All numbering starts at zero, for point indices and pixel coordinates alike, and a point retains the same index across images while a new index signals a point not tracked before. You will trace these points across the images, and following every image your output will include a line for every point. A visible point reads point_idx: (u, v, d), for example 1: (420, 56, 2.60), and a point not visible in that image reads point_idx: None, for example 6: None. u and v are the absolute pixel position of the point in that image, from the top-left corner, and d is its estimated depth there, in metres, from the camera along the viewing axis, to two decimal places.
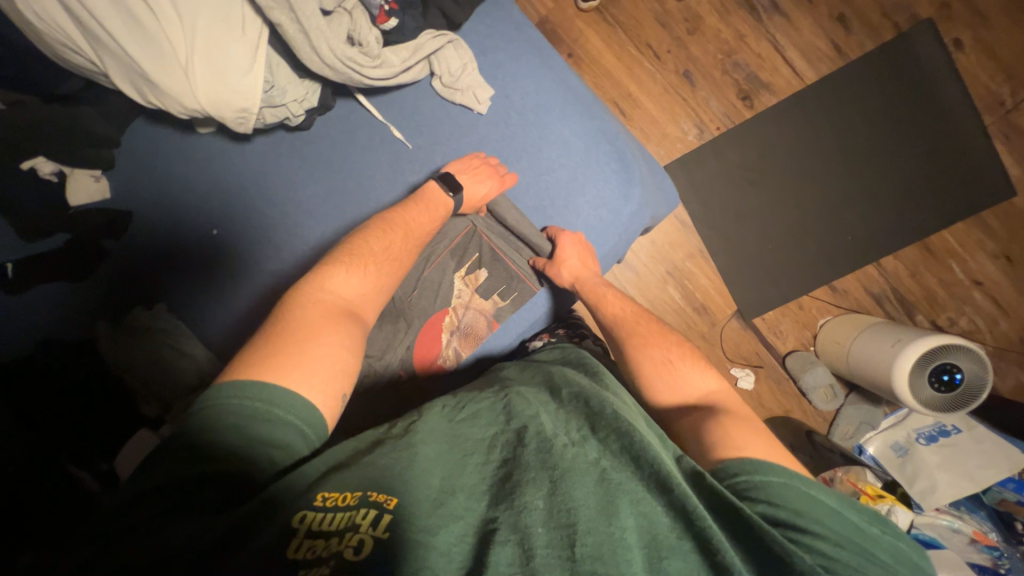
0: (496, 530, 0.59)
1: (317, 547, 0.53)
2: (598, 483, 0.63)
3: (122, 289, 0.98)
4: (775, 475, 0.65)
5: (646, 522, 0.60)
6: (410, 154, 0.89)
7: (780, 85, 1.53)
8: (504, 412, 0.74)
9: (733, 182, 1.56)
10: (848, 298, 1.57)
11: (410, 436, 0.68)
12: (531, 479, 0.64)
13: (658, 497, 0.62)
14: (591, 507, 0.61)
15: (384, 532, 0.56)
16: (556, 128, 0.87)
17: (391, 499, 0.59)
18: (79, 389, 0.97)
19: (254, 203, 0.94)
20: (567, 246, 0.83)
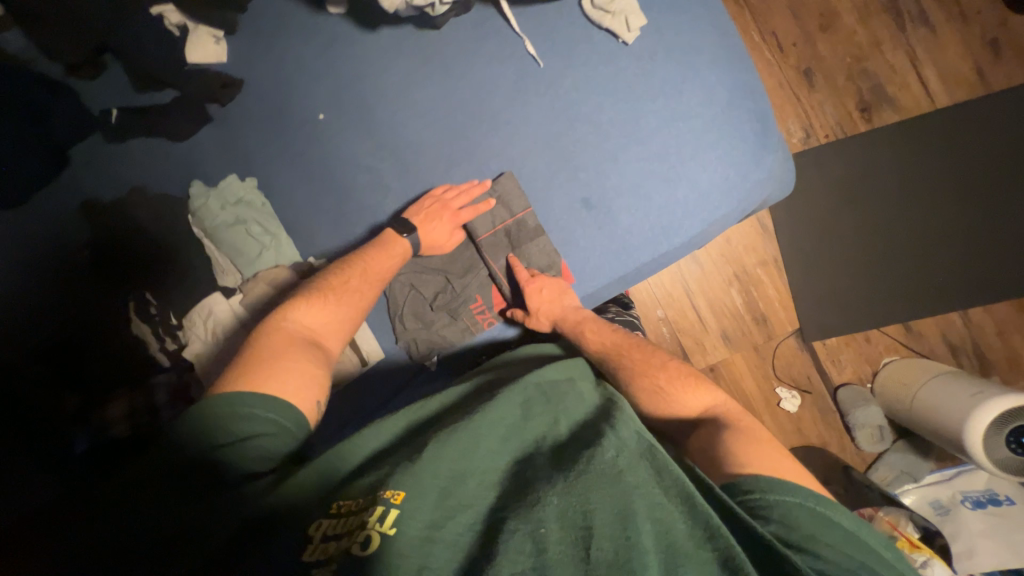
0: (507, 523, 0.55)
1: (329, 548, 0.54)
2: (617, 485, 0.58)
3: (220, 158, 0.98)
4: (790, 495, 0.58)
5: (664, 531, 0.55)
6: (538, 73, 0.84)
7: (906, 102, 1.44)
8: (522, 409, 0.70)
9: (829, 196, 1.48)
10: (922, 342, 1.48)
11: (425, 431, 0.68)
12: (546, 479, 0.60)
13: (678, 503, 0.57)
14: (607, 511, 0.56)
15: (390, 528, 0.54)
16: (702, 74, 0.80)
17: (397, 493, 0.57)
18: (140, 250, 0.97)
19: (365, 96, 0.92)
20: (548, 292, 0.84)
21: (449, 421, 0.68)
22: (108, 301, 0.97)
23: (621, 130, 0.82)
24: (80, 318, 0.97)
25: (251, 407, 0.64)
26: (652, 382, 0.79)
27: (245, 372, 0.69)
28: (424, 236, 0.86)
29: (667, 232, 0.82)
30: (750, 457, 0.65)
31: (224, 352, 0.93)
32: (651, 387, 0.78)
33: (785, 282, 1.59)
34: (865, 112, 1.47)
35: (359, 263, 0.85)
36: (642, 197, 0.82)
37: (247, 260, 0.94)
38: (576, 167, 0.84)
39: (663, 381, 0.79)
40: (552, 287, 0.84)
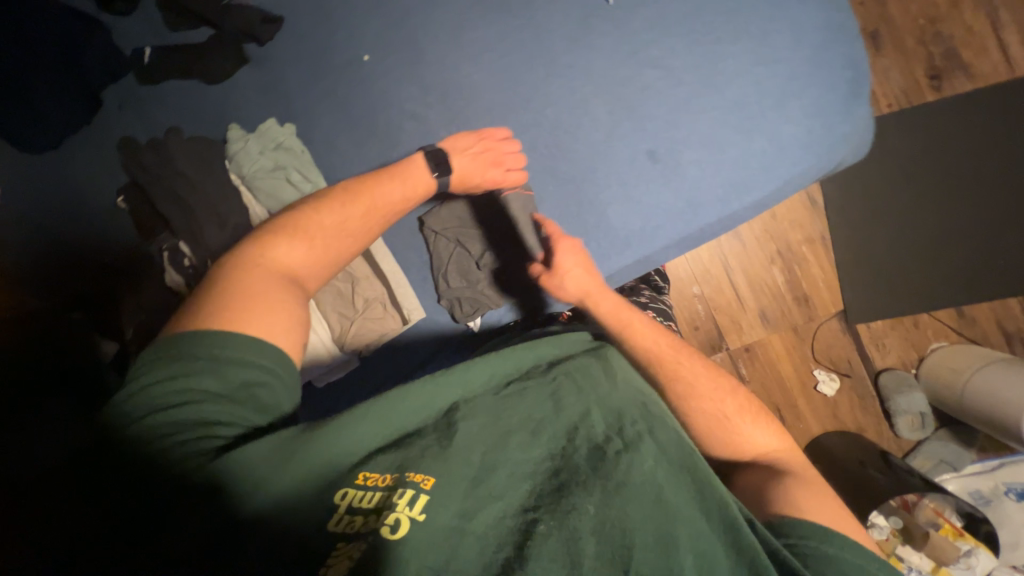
0: (540, 530, 0.47)
1: (356, 523, 0.48)
2: (659, 502, 0.51)
3: (257, 100, 0.93)
4: (842, 546, 0.52)
5: (704, 561, 0.49)
6: (607, 13, 0.79)
7: (980, 69, 1.34)
8: (552, 397, 0.59)
9: (888, 169, 1.39)
10: (974, 328, 1.42)
11: (445, 416, 0.57)
12: (581, 482, 0.51)
13: (718, 530, 0.51)
14: (648, 532, 0.49)
15: (420, 514, 0.48)
16: (791, 14, 0.74)
17: (428, 478, 0.50)
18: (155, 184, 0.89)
19: (416, 34, 0.86)
20: (567, 262, 0.76)
21: (474, 409, 0.57)
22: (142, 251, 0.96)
23: (696, 75, 0.76)
24: (118, 268, 0.96)
25: (232, 347, 0.56)
26: (716, 408, 0.68)
27: (215, 311, 0.59)
28: (456, 175, 0.78)
29: (739, 188, 0.76)
30: (808, 504, 0.57)
31: None
32: (710, 415, 0.68)
33: (832, 261, 1.48)
34: (934, 80, 1.37)
35: (363, 194, 0.73)
36: (715, 149, 0.76)
37: (282, 208, 0.88)
38: (643, 114, 0.78)
39: (727, 410, 0.68)
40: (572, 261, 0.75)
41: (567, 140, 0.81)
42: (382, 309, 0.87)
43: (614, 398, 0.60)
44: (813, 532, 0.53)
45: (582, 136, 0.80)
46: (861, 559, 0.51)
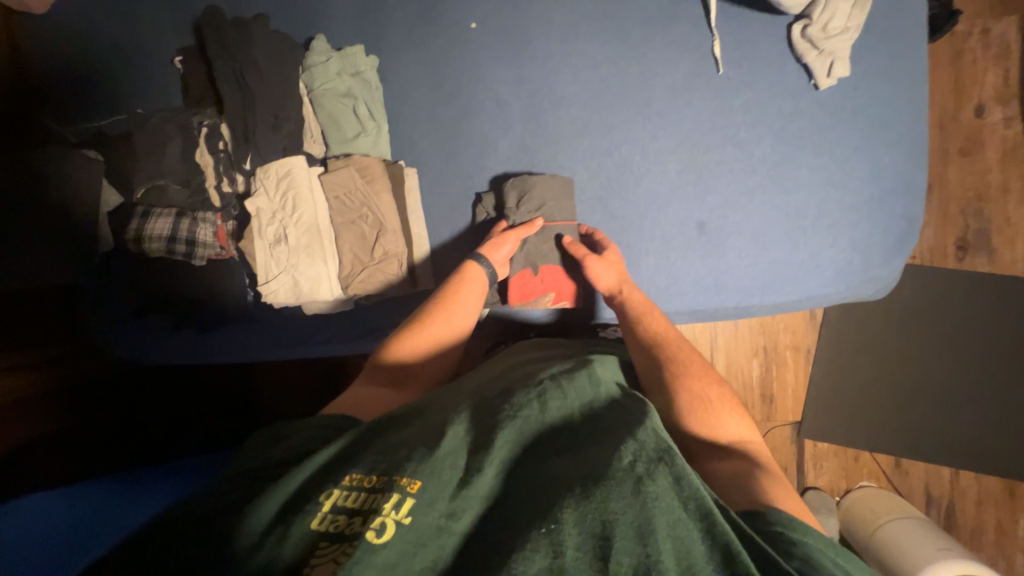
0: (523, 525, 0.45)
1: (341, 524, 0.45)
2: (636, 487, 0.47)
3: (348, 19, 0.91)
4: (802, 533, 0.48)
5: (681, 550, 0.44)
6: (712, 79, 0.79)
7: (1002, 258, 1.41)
8: (537, 395, 0.58)
9: (887, 312, 1.47)
10: (904, 482, 1.49)
11: (433, 412, 0.58)
12: (564, 479, 0.49)
13: (695, 519, 0.46)
14: (627, 520, 0.45)
15: (406, 517, 0.44)
16: (875, 152, 0.76)
17: (413, 481, 0.46)
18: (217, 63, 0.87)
19: (527, 22, 0.85)
20: (596, 270, 0.79)
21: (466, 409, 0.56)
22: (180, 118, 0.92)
23: (770, 172, 0.78)
24: (144, 126, 0.92)
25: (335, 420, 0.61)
26: (698, 391, 0.67)
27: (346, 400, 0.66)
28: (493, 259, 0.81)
29: (765, 288, 0.80)
30: (776, 492, 0.55)
31: (283, 217, 0.85)
32: (693, 397, 0.67)
33: (808, 374, 1.51)
34: (960, 251, 1.42)
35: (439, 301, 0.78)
36: (758, 243, 0.79)
37: (341, 138, 0.88)
38: (708, 188, 0.80)
39: (708, 395, 0.67)
40: (603, 265, 0.79)
41: (629, 181, 0.83)
42: (396, 268, 0.88)
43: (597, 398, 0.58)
44: (795, 523, 0.49)
45: (646, 183, 0.82)
46: (826, 546, 0.48)
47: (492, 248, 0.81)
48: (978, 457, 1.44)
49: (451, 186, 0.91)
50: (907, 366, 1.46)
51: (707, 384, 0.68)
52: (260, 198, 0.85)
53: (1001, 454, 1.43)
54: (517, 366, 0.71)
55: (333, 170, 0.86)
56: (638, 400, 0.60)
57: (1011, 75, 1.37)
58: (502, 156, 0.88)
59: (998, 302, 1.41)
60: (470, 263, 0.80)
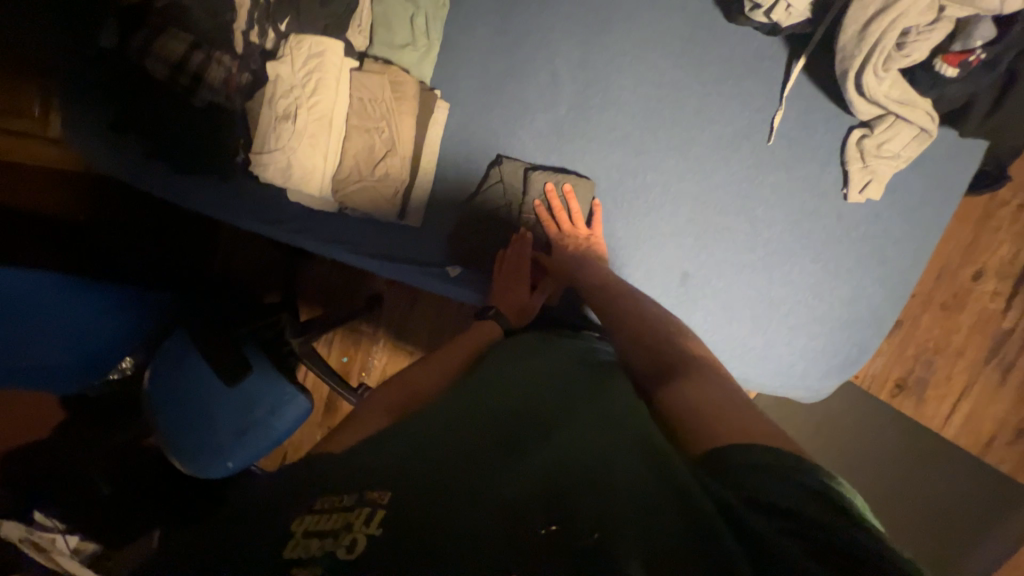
0: (488, 510, 0.43)
1: (311, 547, 0.41)
2: (602, 472, 0.46)
3: None
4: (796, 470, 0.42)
5: (649, 520, 0.40)
6: (759, 146, 0.79)
7: (927, 410, 1.50)
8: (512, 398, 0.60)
9: (810, 413, 1.55)
10: None
11: (416, 423, 0.57)
12: (535, 470, 0.48)
13: (662, 486, 0.43)
14: (593, 502, 0.42)
15: (376, 528, 0.42)
16: (862, 278, 0.79)
17: (379, 492, 0.45)
18: None
19: (617, 8, 0.81)
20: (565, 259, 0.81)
21: (440, 417, 0.57)
22: None
23: (766, 255, 0.80)
24: None
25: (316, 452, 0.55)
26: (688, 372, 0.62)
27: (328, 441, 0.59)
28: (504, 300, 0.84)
29: (712, 354, 0.83)
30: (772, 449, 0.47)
31: (301, 94, 0.82)
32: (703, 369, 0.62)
33: None
34: (896, 388, 1.51)
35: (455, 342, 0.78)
36: (725, 314, 0.82)
37: (387, 40, 0.83)
38: (705, 245, 0.81)
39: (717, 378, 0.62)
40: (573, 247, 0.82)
41: (639, 207, 0.83)
42: (391, 193, 0.87)
43: (566, 402, 0.60)
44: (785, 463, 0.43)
45: (654, 217, 0.82)
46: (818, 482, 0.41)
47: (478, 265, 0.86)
48: None
49: (473, 137, 0.88)
50: None
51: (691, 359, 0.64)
52: (285, 70, 0.82)
53: None
54: (508, 363, 0.69)
55: (368, 71, 0.82)
56: (604, 398, 0.60)
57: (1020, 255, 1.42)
58: (534, 130, 0.86)
59: None
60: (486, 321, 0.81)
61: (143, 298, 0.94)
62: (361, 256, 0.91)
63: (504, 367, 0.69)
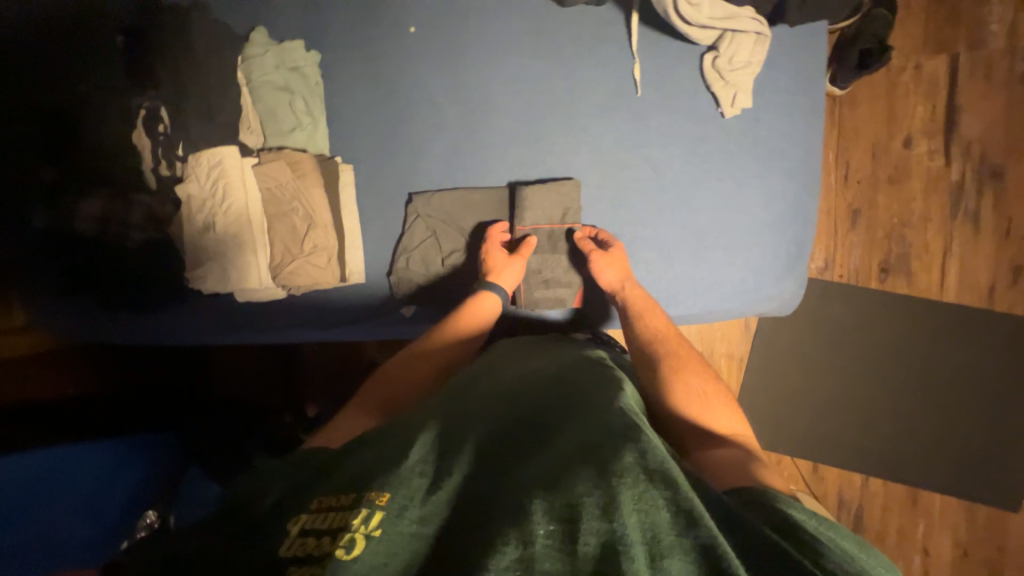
0: (496, 519, 0.48)
1: (309, 545, 0.47)
2: (602, 472, 0.50)
3: (290, 15, 0.92)
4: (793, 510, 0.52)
5: (649, 522, 0.47)
6: (632, 100, 0.84)
7: (920, 282, 1.50)
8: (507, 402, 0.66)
9: (815, 327, 1.53)
10: (819, 486, 1.56)
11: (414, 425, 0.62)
12: (534, 475, 0.53)
13: (662, 489, 0.49)
14: (592, 500, 0.48)
15: (375, 530, 0.47)
16: (771, 179, 0.82)
17: (382, 494, 0.50)
18: (161, 51, 0.89)
19: (463, 31, 0.88)
20: (600, 267, 0.81)
21: (440, 423, 0.63)
22: (111, 95, 0.91)
23: (678, 192, 0.83)
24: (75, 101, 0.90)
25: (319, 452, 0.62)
26: (697, 387, 0.72)
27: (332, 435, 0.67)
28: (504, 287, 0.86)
29: (669, 299, 0.85)
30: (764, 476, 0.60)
31: (212, 204, 0.87)
32: (691, 390, 0.71)
33: (740, 382, 1.56)
34: (883, 273, 1.51)
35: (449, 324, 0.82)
36: (664, 258, 0.84)
37: (279, 130, 0.91)
38: (622, 203, 0.85)
39: (707, 390, 0.72)
40: (606, 261, 0.81)
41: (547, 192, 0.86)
42: (325, 261, 0.91)
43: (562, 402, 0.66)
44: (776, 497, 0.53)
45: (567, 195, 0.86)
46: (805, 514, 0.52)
47: (502, 273, 0.86)
48: (888, 466, 1.53)
49: (384, 186, 0.93)
50: (831, 380, 1.54)
51: (688, 375, 0.73)
52: (193, 188, 0.87)
53: (907, 463, 1.53)
54: (504, 375, 0.75)
55: (267, 163, 0.89)
56: (603, 399, 0.65)
57: (938, 110, 1.46)
58: (434, 159, 0.91)
59: (913, 321, 1.51)
60: (486, 293, 0.84)
61: (151, 439, 0.91)
62: (327, 328, 0.95)
63: (500, 379, 0.74)
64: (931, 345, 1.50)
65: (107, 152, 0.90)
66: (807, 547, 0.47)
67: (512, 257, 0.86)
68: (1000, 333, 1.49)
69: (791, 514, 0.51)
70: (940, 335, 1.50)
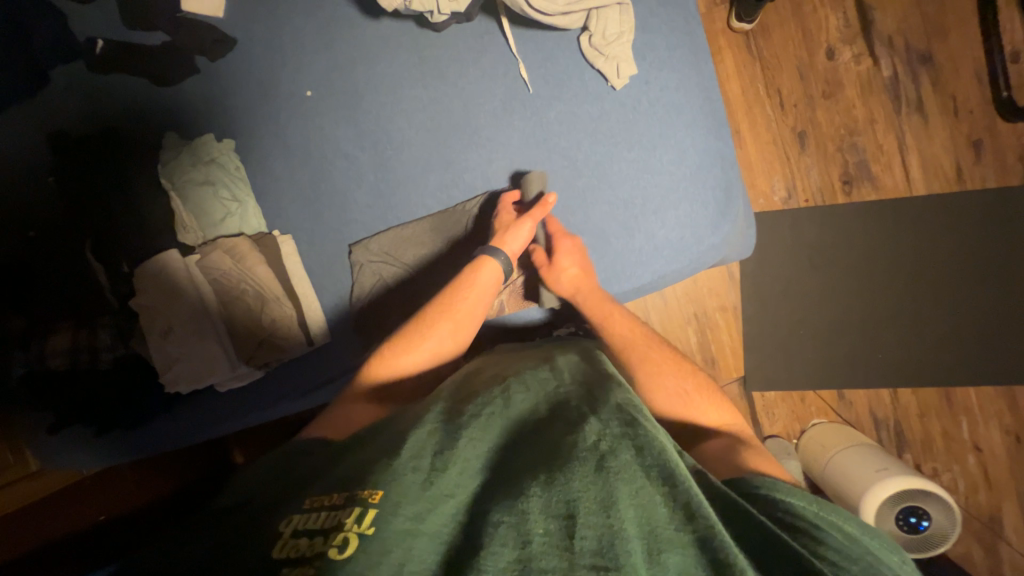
0: (491, 514, 0.50)
1: (302, 546, 0.48)
2: (600, 469, 0.53)
3: (196, 112, 0.96)
4: (795, 496, 0.56)
5: (644, 514, 0.50)
6: (526, 97, 0.85)
7: (885, 183, 1.48)
8: (500, 394, 0.67)
9: (796, 256, 1.52)
10: (850, 411, 1.52)
11: (409, 424, 0.62)
12: (531, 470, 0.54)
13: (658, 485, 0.52)
14: (589, 496, 0.50)
15: (368, 529, 0.48)
16: (679, 134, 0.83)
17: (376, 492, 0.51)
18: (89, 180, 0.93)
19: (354, 81, 0.91)
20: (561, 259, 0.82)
21: (436, 415, 0.63)
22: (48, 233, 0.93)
23: (594, 171, 0.84)
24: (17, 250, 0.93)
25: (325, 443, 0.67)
26: (679, 387, 0.75)
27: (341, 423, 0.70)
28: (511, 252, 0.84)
29: (617, 276, 0.86)
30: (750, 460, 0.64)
31: (167, 308, 0.90)
32: (671, 389, 0.75)
33: (741, 331, 1.53)
34: (846, 185, 1.49)
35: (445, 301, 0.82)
36: (601, 238, 0.85)
37: (210, 223, 0.93)
38: None
39: (687, 387, 0.76)
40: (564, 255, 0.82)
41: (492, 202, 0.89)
42: (288, 331, 0.93)
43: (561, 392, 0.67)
44: (775, 485, 0.58)
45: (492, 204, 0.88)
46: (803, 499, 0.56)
47: (509, 238, 0.83)
48: (911, 372, 1.50)
49: (324, 246, 0.95)
50: (826, 304, 1.51)
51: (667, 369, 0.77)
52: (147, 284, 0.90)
53: (928, 364, 1.49)
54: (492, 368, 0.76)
55: (209, 255, 0.92)
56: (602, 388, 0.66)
57: (850, 16, 1.46)
58: (361, 206, 0.93)
59: (890, 223, 1.48)
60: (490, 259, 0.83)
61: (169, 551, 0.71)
62: (311, 391, 0.97)
63: (498, 370, 0.75)
64: (915, 242, 1.48)
65: (62, 287, 0.93)
66: (805, 534, 0.52)
67: (517, 220, 0.82)
68: (980, 211, 1.46)
69: (790, 502, 0.56)
70: (921, 229, 1.48)
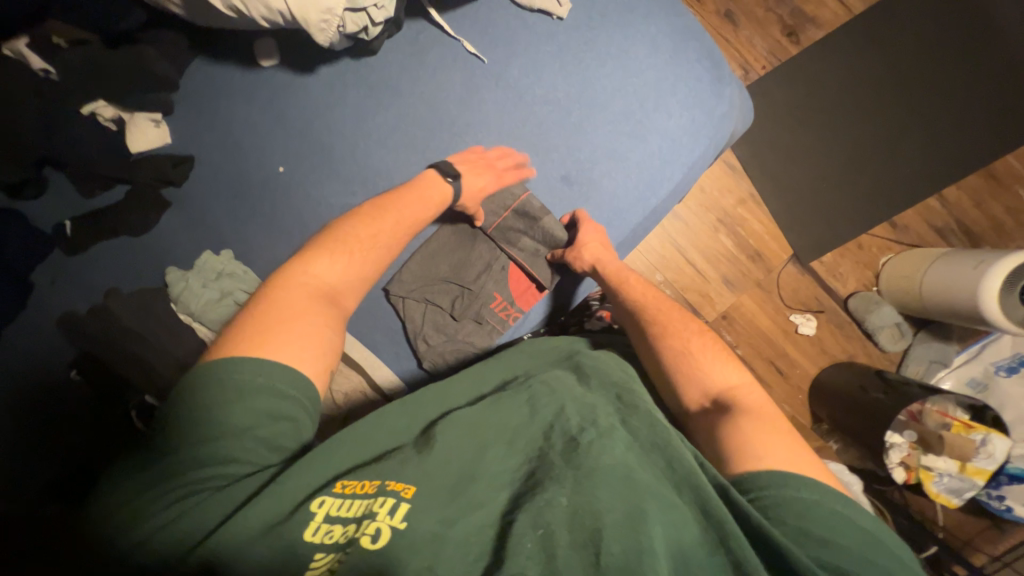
0: (513, 528, 0.49)
1: (339, 532, 0.50)
2: (628, 483, 0.52)
3: (188, 239, 0.94)
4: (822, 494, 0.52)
5: (675, 532, 0.49)
6: (485, 69, 0.86)
7: (825, 18, 1.49)
8: (528, 398, 0.63)
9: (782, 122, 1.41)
10: (910, 234, 1.47)
11: (430, 436, 0.59)
12: (556, 476, 0.54)
13: (689, 497, 0.52)
14: (616, 509, 0.50)
15: (402, 522, 0.49)
16: (641, 27, 0.85)
17: (406, 487, 0.52)
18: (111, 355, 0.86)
19: (319, 136, 0.90)
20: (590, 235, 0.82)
21: (456, 422, 0.60)
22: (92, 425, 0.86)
23: (581, 101, 0.84)
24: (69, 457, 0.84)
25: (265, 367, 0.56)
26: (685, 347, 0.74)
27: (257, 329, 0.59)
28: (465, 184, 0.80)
29: (651, 185, 0.85)
30: (763, 445, 0.59)
31: None
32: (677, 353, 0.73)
33: (767, 213, 1.51)
34: (792, 36, 1.50)
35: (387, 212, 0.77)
36: (617, 158, 0.84)
37: None
38: (548, 148, 0.85)
39: (692, 346, 0.74)
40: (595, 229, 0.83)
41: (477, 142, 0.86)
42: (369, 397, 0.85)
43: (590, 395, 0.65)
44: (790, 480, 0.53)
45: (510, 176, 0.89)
46: (824, 495, 0.52)
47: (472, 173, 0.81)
48: None
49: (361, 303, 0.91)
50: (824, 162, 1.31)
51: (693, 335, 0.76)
52: None
53: None
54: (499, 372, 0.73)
55: None
56: (633, 397, 0.65)
57: None
58: None
59: None
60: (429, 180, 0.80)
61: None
62: None
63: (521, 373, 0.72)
64: None
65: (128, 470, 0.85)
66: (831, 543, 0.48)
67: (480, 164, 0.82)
68: None
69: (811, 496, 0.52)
70: None
